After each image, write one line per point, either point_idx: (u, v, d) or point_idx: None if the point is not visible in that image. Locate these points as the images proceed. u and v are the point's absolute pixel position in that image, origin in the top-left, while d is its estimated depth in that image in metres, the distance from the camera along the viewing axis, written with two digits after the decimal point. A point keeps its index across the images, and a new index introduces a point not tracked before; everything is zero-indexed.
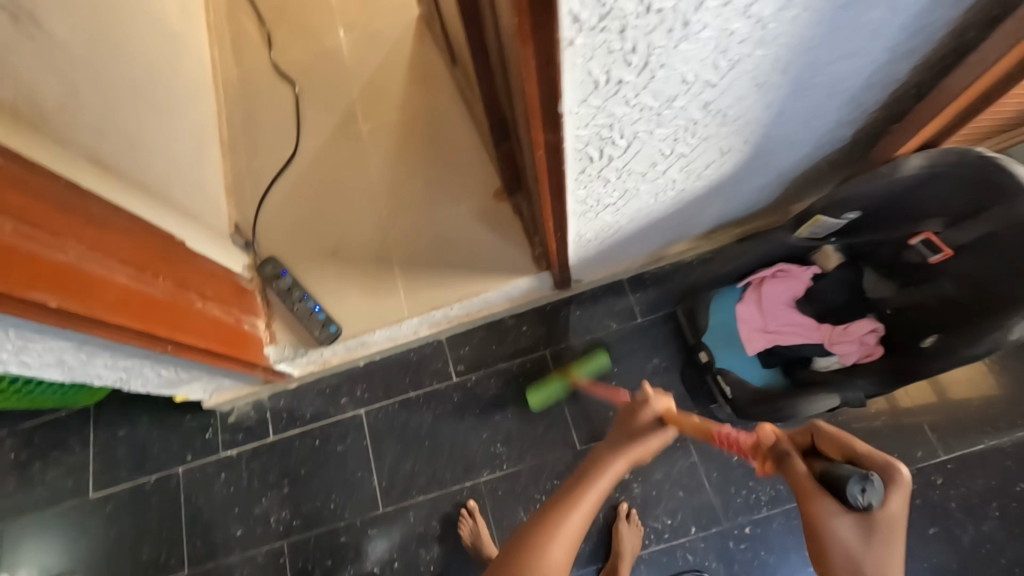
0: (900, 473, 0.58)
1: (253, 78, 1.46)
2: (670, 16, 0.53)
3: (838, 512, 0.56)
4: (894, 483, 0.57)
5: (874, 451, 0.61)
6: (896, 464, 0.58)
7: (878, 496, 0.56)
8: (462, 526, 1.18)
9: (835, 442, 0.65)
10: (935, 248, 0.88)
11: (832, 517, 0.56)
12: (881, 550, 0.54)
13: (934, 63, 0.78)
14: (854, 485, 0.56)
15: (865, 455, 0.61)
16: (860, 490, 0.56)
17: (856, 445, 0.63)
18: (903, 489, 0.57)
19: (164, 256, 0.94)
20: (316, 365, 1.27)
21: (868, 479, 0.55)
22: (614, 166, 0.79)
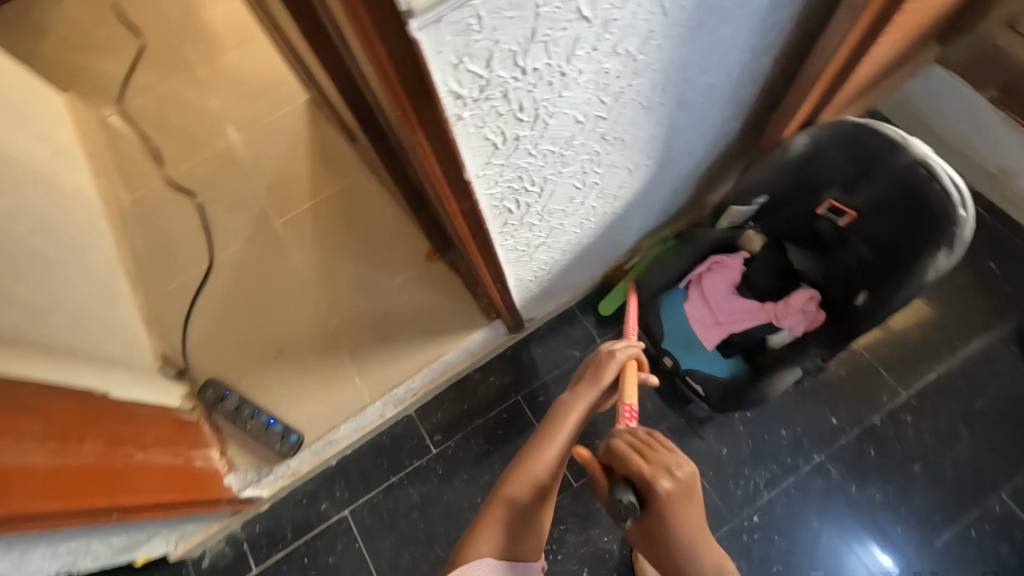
0: (661, 486, 0.61)
1: (149, 198, 1.40)
2: (546, 72, 0.55)
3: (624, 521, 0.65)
4: (658, 497, 0.61)
5: (642, 471, 0.62)
6: (655, 481, 0.61)
7: (644, 510, 0.62)
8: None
9: (621, 462, 0.65)
10: (840, 212, 0.92)
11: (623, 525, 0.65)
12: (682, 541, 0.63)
13: (790, 51, 0.85)
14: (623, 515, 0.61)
15: (638, 475, 0.62)
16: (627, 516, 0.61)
17: (635, 461, 0.63)
18: (664, 496, 0.61)
19: (89, 416, 0.86)
20: (285, 478, 1.17)
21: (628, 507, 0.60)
22: (534, 211, 0.80)
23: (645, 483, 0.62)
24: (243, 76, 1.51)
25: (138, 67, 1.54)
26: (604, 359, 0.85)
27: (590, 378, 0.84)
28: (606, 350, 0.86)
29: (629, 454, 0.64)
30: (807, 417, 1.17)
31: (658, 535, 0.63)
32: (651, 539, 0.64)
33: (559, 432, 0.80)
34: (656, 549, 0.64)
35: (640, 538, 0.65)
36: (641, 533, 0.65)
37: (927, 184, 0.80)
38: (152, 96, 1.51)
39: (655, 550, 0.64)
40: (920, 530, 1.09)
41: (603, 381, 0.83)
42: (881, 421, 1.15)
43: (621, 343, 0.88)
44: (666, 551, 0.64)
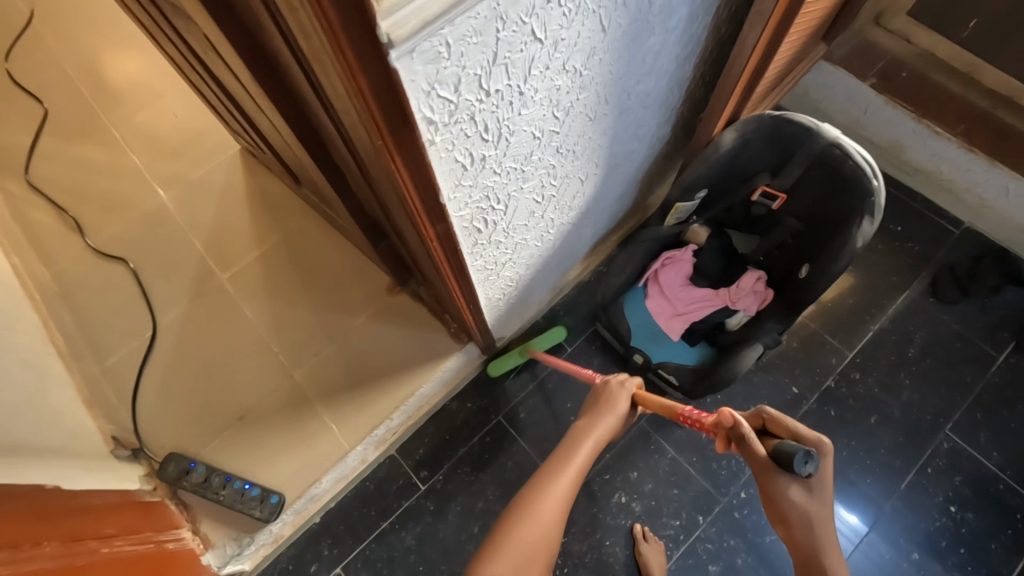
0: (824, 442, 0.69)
1: (75, 272, 1.29)
2: (506, 93, 0.58)
3: (780, 482, 0.64)
4: (822, 450, 0.69)
5: (809, 431, 0.68)
6: (822, 435, 0.69)
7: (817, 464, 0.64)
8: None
9: (782, 425, 0.71)
10: (772, 197, 1.01)
11: (780, 486, 0.64)
12: (823, 502, 0.65)
13: (707, 57, 0.93)
14: (800, 464, 0.61)
15: (804, 434, 0.68)
16: (806, 465, 0.61)
17: (797, 424, 0.70)
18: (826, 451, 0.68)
19: (43, 515, 0.77)
20: (268, 545, 1.11)
21: (812, 454, 0.61)
22: (500, 228, 0.82)
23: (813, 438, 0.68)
24: (165, 131, 1.44)
25: (42, 134, 1.44)
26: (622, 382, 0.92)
27: (604, 404, 0.90)
28: (615, 379, 0.94)
29: (788, 419, 0.71)
30: (770, 388, 1.25)
31: (812, 490, 0.65)
32: (805, 499, 0.65)
33: (573, 453, 0.83)
34: (805, 511, 0.65)
35: (791, 500, 0.65)
36: (796, 495, 0.64)
37: (841, 161, 0.90)
38: (63, 163, 1.41)
39: (799, 514, 0.65)
40: (885, 477, 1.18)
41: (618, 406, 0.89)
42: (835, 382, 1.25)
43: (626, 375, 0.96)
44: (811, 514, 0.65)
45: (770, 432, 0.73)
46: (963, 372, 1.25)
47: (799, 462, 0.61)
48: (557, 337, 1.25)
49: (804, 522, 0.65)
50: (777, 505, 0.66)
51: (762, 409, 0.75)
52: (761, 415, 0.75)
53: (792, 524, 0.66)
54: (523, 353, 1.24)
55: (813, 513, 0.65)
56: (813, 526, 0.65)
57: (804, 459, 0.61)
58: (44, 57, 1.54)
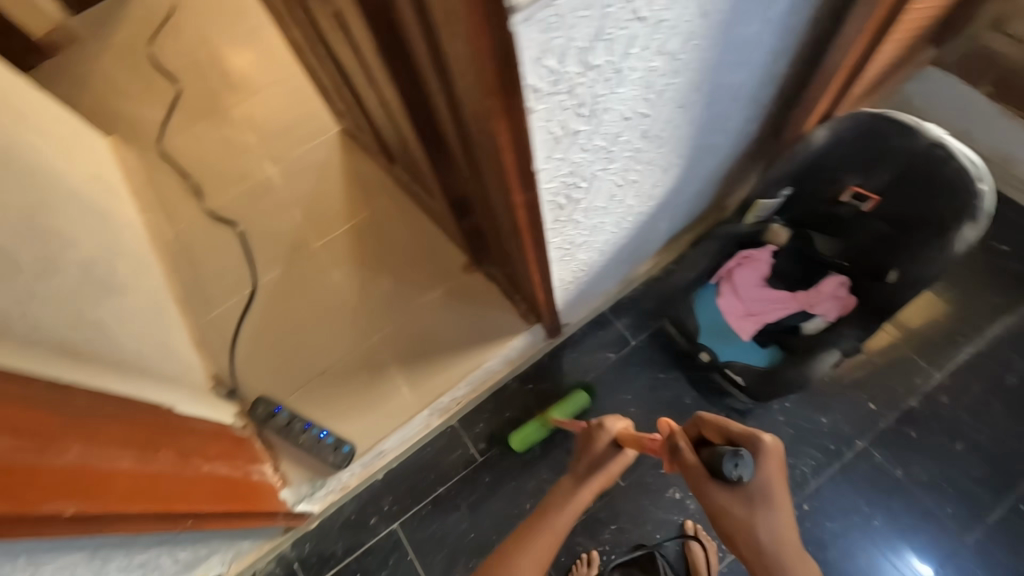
0: (768, 443, 0.69)
1: (192, 232, 1.45)
2: (605, 69, 0.61)
3: (716, 491, 0.66)
4: (762, 448, 0.69)
5: (744, 429, 0.72)
6: (756, 433, 0.70)
7: (748, 469, 0.66)
8: (578, 574, 1.11)
9: (718, 428, 0.74)
10: (864, 198, 0.98)
11: (717, 496, 0.66)
12: (768, 513, 0.65)
13: (805, 53, 0.92)
14: (728, 467, 0.65)
15: (738, 433, 0.72)
16: (735, 468, 0.65)
17: (732, 426, 0.73)
18: (771, 455, 0.68)
19: (160, 430, 0.89)
20: (335, 493, 1.20)
21: (739, 456, 0.65)
22: (580, 208, 0.85)
23: (747, 435, 0.71)
24: (276, 111, 1.59)
25: (175, 111, 1.63)
26: (603, 425, 0.99)
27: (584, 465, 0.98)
28: (594, 425, 1.01)
29: (724, 421, 0.75)
30: (845, 402, 1.19)
31: (752, 499, 0.65)
32: (743, 508, 0.65)
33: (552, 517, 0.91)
34: (747, 520, 0.64)
35: (731, 512, 0.65)
36: (732, 503, 0.65)
37: (944, 162, 0.88)
38: (190, 136, 1.59)
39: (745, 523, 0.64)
40: (968, 509, 1.10)
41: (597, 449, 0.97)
42: (919, 404, 1.18)
43: (611, 417, 1.01)
44: (755, 524, 0.64)
45: (708, 438, 0.76)
46: None
47: (727, 463, 0.65)
48: (580, 400, 1.22)
49: (751, 537, 0.64)
50: (721, 519, 0.66)
51: (700, 417, 0.80)
52: (699, 422, 0.79)
53: (737, 539, 0.65)
54: (544, 422, 1.21)
55: (757, 522, 0.64)
56: (760, 539, 0.64)
57: (732, 461, 0.65)
58: (182, 44, 1.75)
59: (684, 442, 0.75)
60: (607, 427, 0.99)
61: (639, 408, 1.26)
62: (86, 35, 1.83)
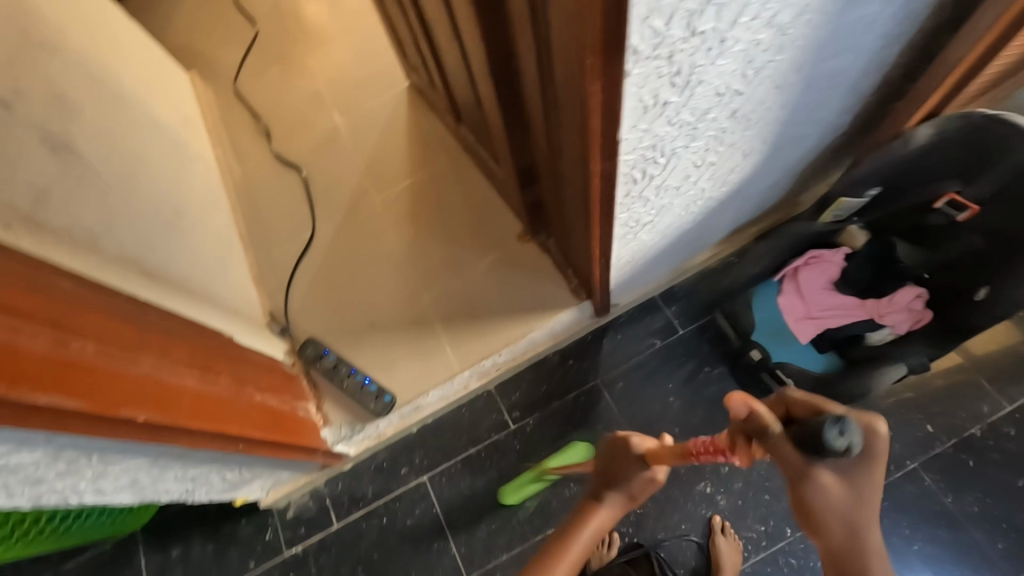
0: (880, 428, 0.50)
1: (259, 172, 1.50)
2: (710, 36, 0.58)
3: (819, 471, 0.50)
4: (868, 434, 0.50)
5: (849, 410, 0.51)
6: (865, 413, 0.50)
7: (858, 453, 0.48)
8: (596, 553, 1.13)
9: (812, 407, 0.51)
10: (960, 206, 0.90)
11: (815, 484, 0.50)
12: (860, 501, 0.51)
13: (918, 42, 0.85)
14: (834, 437, 0.47)
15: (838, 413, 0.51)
16: (842, 438, 0.47)
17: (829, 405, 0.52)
18: (885, 438, 0.50)
19: (220, 355, 0.94)
20: (371, 439, 1.24)
21: (845, 423, 0.47)
22: (654, 184, 0.82)
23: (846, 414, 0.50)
24: (348, 61, 1.60)
25: (252, 53, 1.66)
26: (626, 438, 0.83)
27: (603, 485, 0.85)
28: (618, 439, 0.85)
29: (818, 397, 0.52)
30: (901, 421, 1.14)
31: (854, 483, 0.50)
32: (841, 491, 0.50)
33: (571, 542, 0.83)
34: (844, 507, 0.50)
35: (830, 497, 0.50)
36: (831, 485, 0.50)
37: None
38: (264, 80, 1.62)
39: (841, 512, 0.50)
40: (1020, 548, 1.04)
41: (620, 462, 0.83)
42: (981, 433, 1.11)
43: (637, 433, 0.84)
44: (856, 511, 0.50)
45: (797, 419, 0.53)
46: None
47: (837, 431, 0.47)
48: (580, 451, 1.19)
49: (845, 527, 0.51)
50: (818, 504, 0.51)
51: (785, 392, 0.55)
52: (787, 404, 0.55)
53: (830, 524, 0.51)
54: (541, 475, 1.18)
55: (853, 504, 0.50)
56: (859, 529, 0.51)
57: (843, 428, 0.47)
58: None
59: (770, 416, 0.53)
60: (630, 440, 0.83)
61: (680, 399, 1.23)
62: None
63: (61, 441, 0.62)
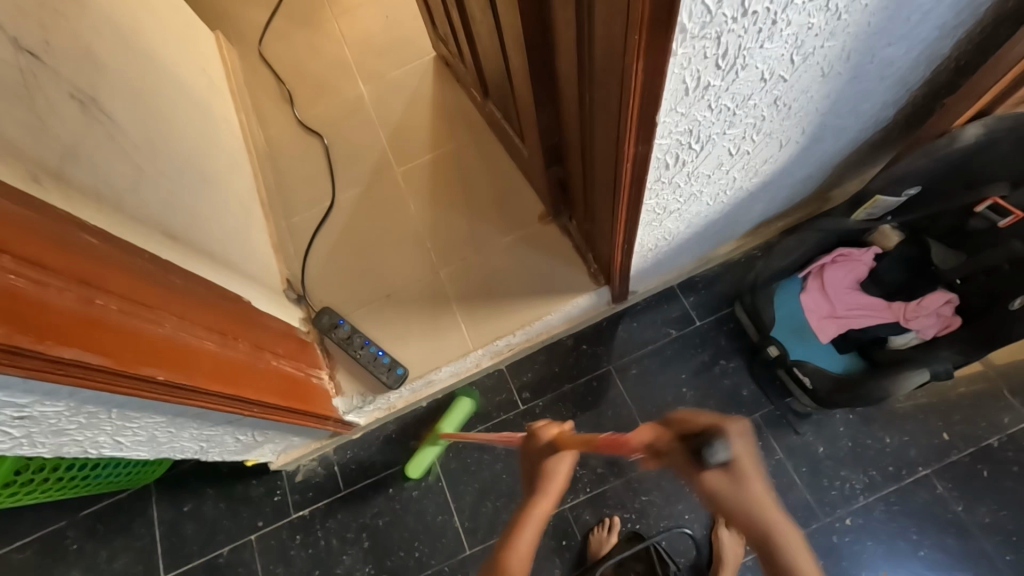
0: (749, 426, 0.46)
1: (281, 138, 1.49)
2: (761, 18, 0.55)
3: (707, 485, 0.45)
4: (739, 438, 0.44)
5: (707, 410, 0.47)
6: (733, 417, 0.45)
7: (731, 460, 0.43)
8: (597, 535, 1.13)
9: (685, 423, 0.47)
10: (1003, 212, 0.86)
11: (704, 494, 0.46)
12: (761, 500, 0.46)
13: (976, 35, 0.81)
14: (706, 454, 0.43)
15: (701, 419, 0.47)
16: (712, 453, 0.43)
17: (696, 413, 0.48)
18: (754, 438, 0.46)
19: (240, 319, 0.95)
20: (381, 410, 1.26)
21: (713, 442, 0.43)
22: (685, 171, 0.80)
23: (717, 423, 0.45)
24: (375, 28, 1.56)
25: (278, 16, 1.64)
26: (534, 432, 0.79)
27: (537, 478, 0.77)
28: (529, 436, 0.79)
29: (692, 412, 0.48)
30: (916, 426, 1.12)
31: (746, 482, 0.45)
32: (737, 496, 0.45)
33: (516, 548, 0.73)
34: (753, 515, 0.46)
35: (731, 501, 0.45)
36: (725, 493, 0.45)
37: None
38: (288, 44, 1.60)
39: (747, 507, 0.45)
40: None
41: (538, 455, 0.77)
42: (1000, 443, 1.09)
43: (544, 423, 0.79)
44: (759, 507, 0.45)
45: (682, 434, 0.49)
46: None
47: (708, 451, 0.43)
48: (464, 408, 1.22)
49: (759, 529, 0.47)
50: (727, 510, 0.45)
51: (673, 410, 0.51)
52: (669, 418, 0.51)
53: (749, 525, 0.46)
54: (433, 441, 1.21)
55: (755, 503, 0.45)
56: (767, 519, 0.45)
57: (714, 446, 0.43)
58: None
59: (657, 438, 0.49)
60: (540, 431, 0.78)
61: (692, 390, 1.22)
62: None
63: (83, 395, 0.63)
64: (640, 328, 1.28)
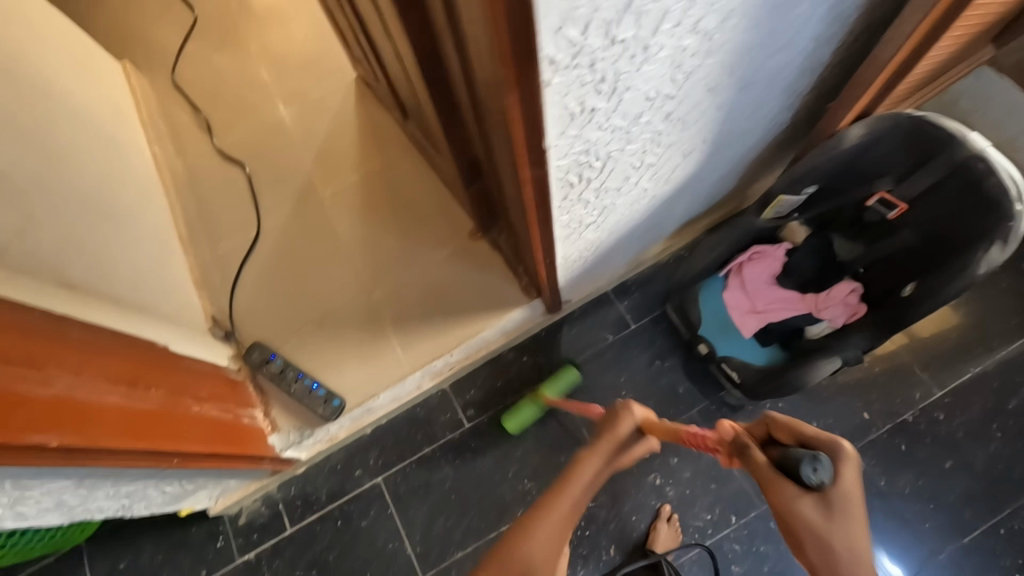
0: (851, 458, 0.65)
1: (201, 168, 1.43)
2: (631, 44, 0.57)
3: (795, 497, 0.63)
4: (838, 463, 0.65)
5: (821, 434, 0.68)
6: (837, 440, 0.67)
7: (825, 474, 0.64)
8: None
9: (790, 431, 0.71)
10: (890, 205, 0.94)
11: (793, 499, 0.63)
12: (839, 523, 0.62)
13: (852, 42, 0.86)
14: (808, 473, 0.63)
15: (814, 439, 0.68)
16: (814, 473, 0.63)
17: (804, 428, 0.71)
18: (855, 467, 0.65)
19: (152, 367, 0.90)
20: (323, 443, 1.22)
21: (818, 460, 0.63)
22: (592, 187, 0.82)
23: (828, 445, 0.67)
24: (292, 48, 1.52)
25: (191, 39, 1.57)
26: (627, 404, 0.91)
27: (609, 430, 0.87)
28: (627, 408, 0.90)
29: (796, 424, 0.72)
30: (839, 408, 1.18)
31: (833, 507, 0.62)
32: (819, 515, 0.62)
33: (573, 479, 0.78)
34: (827, 535, 0.61)
35: (808, 523, 0.62)
36: (810, 507, 0.63)
37: (983, 177, 0.81)
38: (203, 69, 1.54)
39: (814, 529, 0.62)
40: (948, 526, 1.11)
41: (621, 432, 0.86)
42: (914, 418, 1.16)
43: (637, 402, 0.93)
44: (834, 536, 0.61)
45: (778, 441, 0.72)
46: None
47: (811, 465, 0.63)
48: (568, 378, 1.22)
49: (823, 549, 0.61)
50: (792, 523, 0.63)
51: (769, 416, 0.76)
52: (768, 423, 0.75)
53: (808, 547, 0.62)
54: (539, 403, 1.21)
55: (834, 533, 0.61)
56: (835, 552, 0.61)
57: (814, 464, 0.63)
58: None
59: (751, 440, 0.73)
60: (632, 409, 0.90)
61: (631, 392, 1.25)
62: None
63: None
64: (577, 335, 1.30)
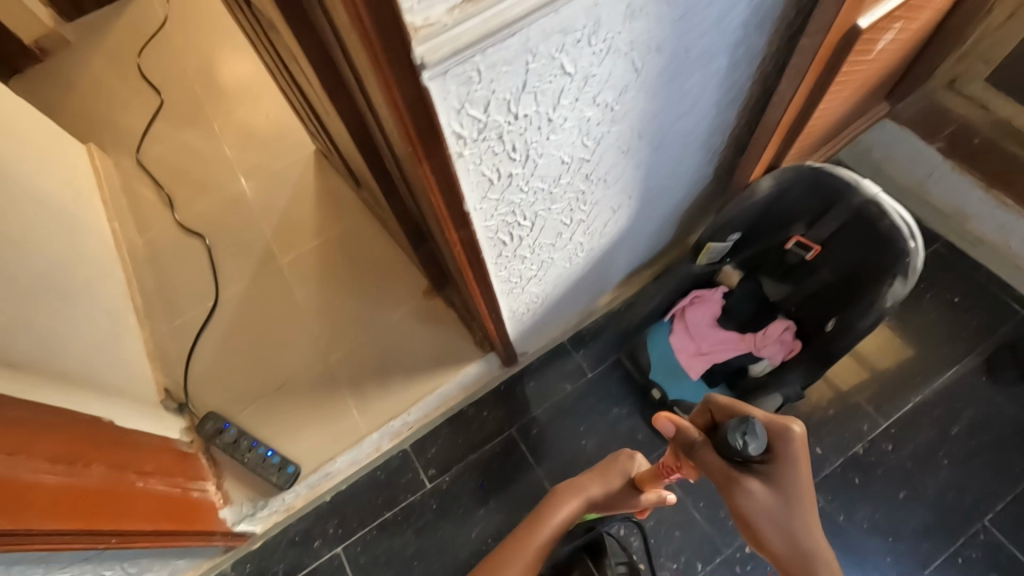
0: (792, 430, 0.67)
1: (161, 242, 1.46)
2: (535, 118, 0.63)
3: (742, 480, 0.65)
4: (776, 439, 0.67)
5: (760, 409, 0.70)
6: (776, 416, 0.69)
7: (759, 446, 0.66)
8: None
9: (726, 410, 0.73)
10: (806, 247, 1.02)
11: (739, 482, 0.65)
12: (789, 502, 0.63)
13: (752, 104, 0.96)
14: (735, 438, 0.66)
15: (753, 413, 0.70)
16: (741, 438, 0.66)
17: (742, 405, 0.72)
18: (796, 439, 0.66)
19: (95, 442, 0.89)
20: (279, 513, 1.19)
21: (747, 429, 0.66)
22: (526, 245, 0.87)
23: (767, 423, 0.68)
24: (255, 126, 1.60)
25: (156, 121, 1.64)
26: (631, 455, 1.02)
27: (603, 470, 0.99)
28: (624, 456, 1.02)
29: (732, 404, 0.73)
30: None
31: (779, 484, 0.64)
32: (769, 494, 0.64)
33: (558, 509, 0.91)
34: (780, 517, 0.62)
35: (758, 504, 0.63)
36: (757, 488, 0.64)
37: (879, 219, 0.90)
38: (167, 148, 1.60)
39: (766, 510, 0.63)
40: (909, 558, 1.11)
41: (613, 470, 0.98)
42: (865, 450, 1.19)
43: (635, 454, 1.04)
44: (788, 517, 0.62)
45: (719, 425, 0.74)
46: (1010, 458, 1.17)
47: (744, 439, 0.66)
48: None
49: (783, 533, 0.62)
50: (744, 509, 0.64)
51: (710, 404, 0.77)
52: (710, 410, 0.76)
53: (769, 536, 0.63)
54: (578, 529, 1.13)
55: (788, 514, 0.62)
56: (797, 538, 0.61)
57: (746, 437, 0.66)
58: (166, 53, 1.75)
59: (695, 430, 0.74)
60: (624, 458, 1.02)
61: (591, 441, 1.26)
62: (73, 37, 1.82)
63: None
64: (536, 386, 1.31)
